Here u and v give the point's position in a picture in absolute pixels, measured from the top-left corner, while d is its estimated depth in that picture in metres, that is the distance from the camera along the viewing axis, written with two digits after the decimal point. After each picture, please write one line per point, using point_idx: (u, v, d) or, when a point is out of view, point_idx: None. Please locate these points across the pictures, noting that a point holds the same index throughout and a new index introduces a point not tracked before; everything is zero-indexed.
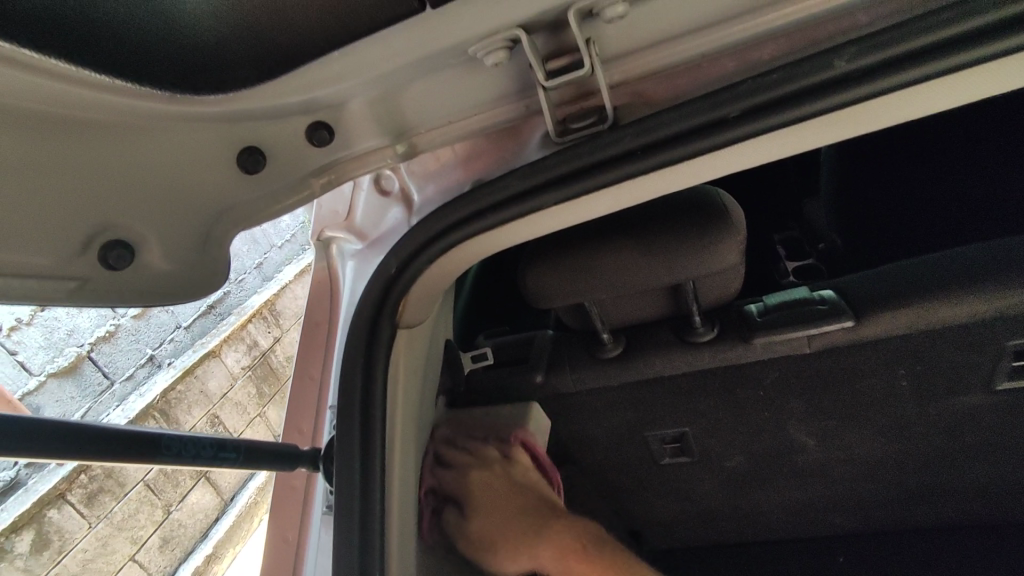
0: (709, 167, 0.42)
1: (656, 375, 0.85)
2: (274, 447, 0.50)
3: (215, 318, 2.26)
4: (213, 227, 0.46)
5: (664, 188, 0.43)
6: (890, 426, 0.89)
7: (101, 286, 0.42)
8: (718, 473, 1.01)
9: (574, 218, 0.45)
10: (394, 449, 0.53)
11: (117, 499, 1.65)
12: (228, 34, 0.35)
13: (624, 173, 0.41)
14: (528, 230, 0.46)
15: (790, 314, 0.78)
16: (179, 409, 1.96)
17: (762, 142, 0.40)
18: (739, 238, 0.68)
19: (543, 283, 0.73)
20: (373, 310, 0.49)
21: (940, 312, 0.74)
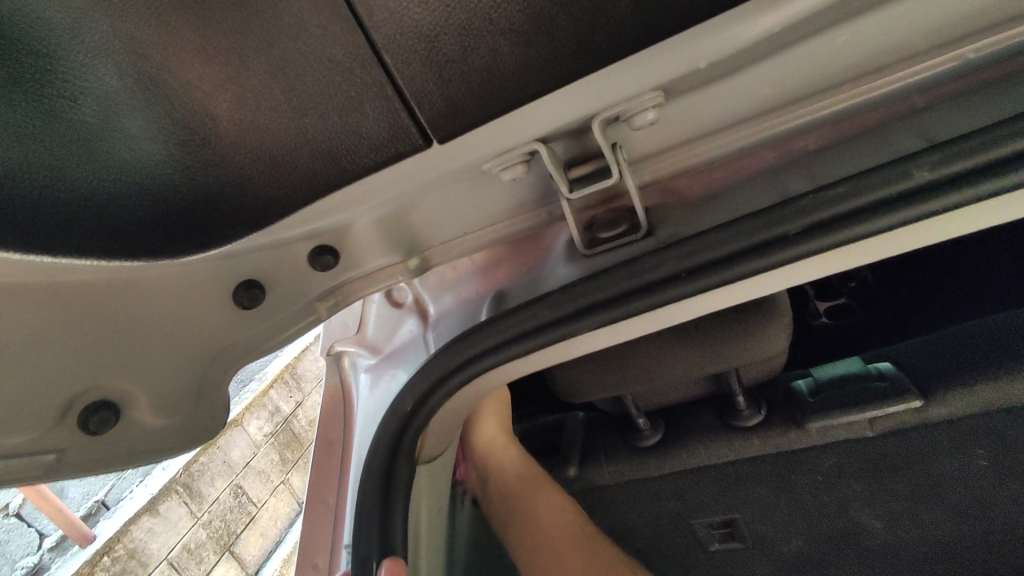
0: (766, 286, 0.36)
1: (701, 464, 0.77)
2: None
3: (240, 385, 2.25)
4: (208, 371, 0.42)
5: (713, 309, 0.38)
6: (966, 506, 0.80)
7: (80, 457, 0.39)
8: (774, 559, 0.91)
9: (608, 341, 0.40)
10: None
11: None
12: (206, 186, 0.31)
13: (666, 299, 0.36)
14: (557, 355, 0.41)
15: (846, 394, 0.71)
16: (202, 481, 1.92)
17: (828, 259, 0.34)
18: (784, 322, 0.62)
19: (573, 378, 0.67)
20: (390, 448, 0.45)
21: (1017, 388, 0.66)
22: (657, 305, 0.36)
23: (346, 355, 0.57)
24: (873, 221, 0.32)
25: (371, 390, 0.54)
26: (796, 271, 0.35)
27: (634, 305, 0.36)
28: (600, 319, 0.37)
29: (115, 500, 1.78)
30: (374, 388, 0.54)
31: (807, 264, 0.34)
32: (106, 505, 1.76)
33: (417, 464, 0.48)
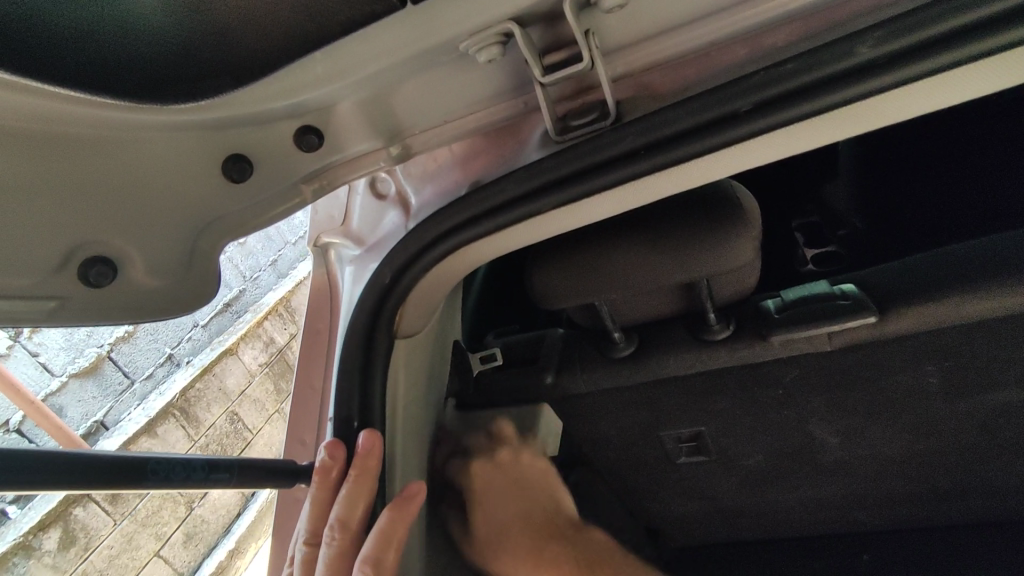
0: (717, 166, 0.42)
1: (672, 375, 0.81)
2: (268, 464, 0.48)
3: (231, 316, 2.26)
4: (199, 240, 0.46)
5: (670, 187, 0.43)
6: (917, 424, 0.85)
7: (79, 307, 0.43)
8: (737, 471, 0.98)
9: (585, 217, 0.46)
10: (390, 460, 0.52)
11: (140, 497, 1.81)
12: (188, 39, 0.34)
13: (628, 172, 0.41)
14: (542, 232, 0.47)
15: (810, 310, 0.75)
16: (198, 407, 1.99)
17: (768, 139, 0.40)
18: (753, 234, 0.65)
19: (551, 284, 0.71)
20: None
21: (971, 306, 0.69)
22: (622, 179, 0.42)
23: (332, 248, 0.59)
24: (806, 101, 0.37)
25: (355, 280, 0.57)
26: (740, 151, 0.41)
27: (605, 177, 0.42)
28: (575, 189, 0.42)
29: (113, 421, 1.83)
30: (358, 278, 0.56)
31: (751, 144, 0.40)
32: (105, 426, 1.81)
33: (395, 337, 0.53)
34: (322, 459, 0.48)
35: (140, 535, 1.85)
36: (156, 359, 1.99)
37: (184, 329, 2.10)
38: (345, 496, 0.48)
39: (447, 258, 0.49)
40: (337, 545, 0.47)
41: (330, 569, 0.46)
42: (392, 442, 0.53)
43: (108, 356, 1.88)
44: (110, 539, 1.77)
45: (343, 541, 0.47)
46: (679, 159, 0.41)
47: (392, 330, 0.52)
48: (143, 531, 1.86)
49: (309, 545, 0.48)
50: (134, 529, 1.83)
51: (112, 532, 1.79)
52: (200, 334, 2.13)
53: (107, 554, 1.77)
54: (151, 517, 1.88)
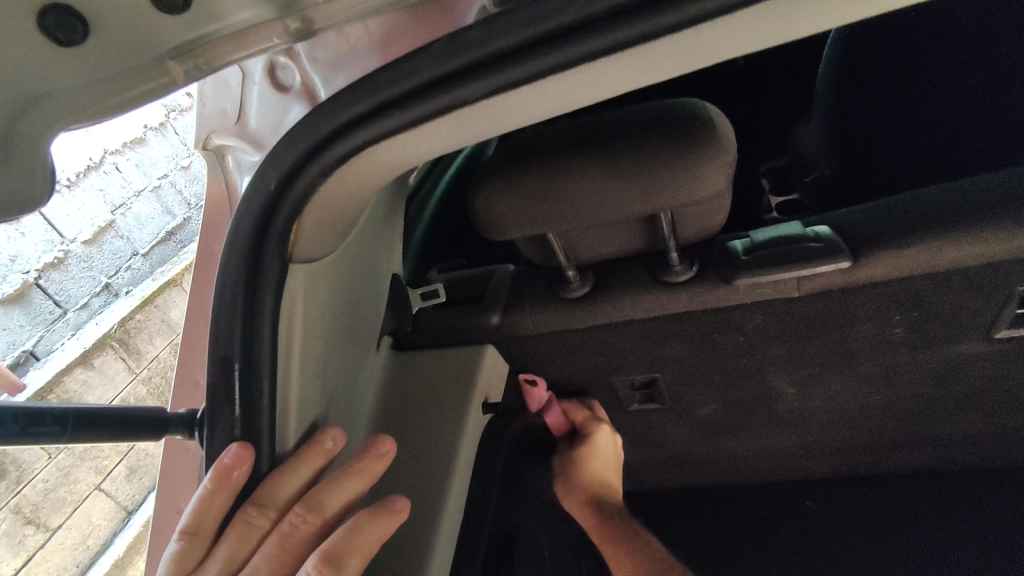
0: (681, 46, 0.34)
1: (627, 318, 0.75)
2: (129, 413, 0.40)
3: (176, 246, 2.00)
4: (19, 118, 0.36)
5: (620, 71, 0.36)
6: (876, 375, 0.82)
7: None
8: (689, 420, 0.95)
9: (529, 106, 0.39)
10: (292, 404, 0.45)
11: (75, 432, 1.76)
12: None
13: (575, 52, 0.33)
14: (477, 121, 0.39)
15: (781, 252, 0.68)
16: (140, 338, 1.88)
17: (747, 16, 0.32)
18: (725, 159, 0.57)
19: (495, 209, 0.63)
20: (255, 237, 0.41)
21: (949, 251, 0.64)
22: (565, 64, 0.34)
23: (227, 151, 0.48)
24: None
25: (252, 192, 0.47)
26: (715, 30, 0.33)
27: (550, 54, 0.34)
28: (515, 70, 0.35)
29: (43, 351, 1.67)
30: None
31: (731, 21, 0.32)
32: (35, 356, 1.64)
33: (294, 262, 0.44)
34: (325, 443, 0.45)
35: (77, 470, 1.74)
36: (90, 288, 1.84)
37: (121, 257, 1.90)
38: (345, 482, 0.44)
39: (351, 161, 0.40)
40: (295, 531, 0.41)
41: (285, 556, 0.40)
42: (287, 383, 0.45)
43: (36, 284, 1.65)
44: (44, 473, 1.68)
45: (304, 529, 0.41)
46: (638, 37, 0.33)
47: (291, 250, 0.43)
48: (81, 465, 1.76)
49: (264, 519, 0.41)
50: (71, 463, 1.73)
51: (47, 466, 1.69)
52: (141, 264, 1.94)
53: (42, 488, 1.68)
54: (90, 451, 1.78)
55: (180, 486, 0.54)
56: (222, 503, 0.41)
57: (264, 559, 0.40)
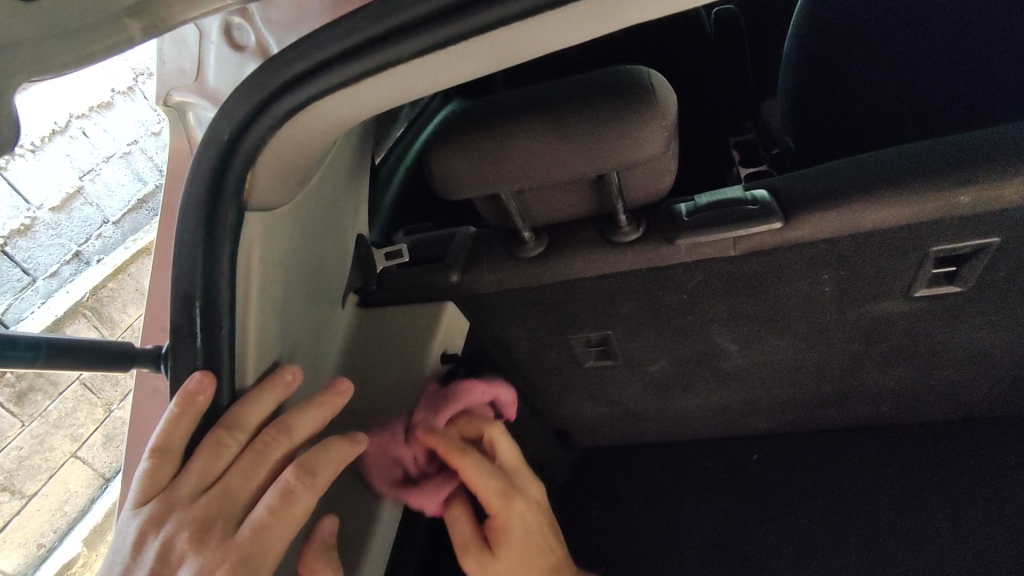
0: (595, 12, 0.38)
1: (578, 277, 0.80)
2: (96, 344, 0.44)
3: (150, 215, 1.80)
4: None
5: (541, 35, 0.40)
6: (809, 333, 0.88)
7: None
8: (642, 375, 1.01)
9: (461, 65, 0.42)
10: (250, 343, 0.49)
11: (51, 397, 1.58)
12: None
13: (496, 17, 0.37)
14: (414, 78, 0.43)
15: (720, 215, 0.73)
16: (114, 308, 1.63)
17: None
18: (664, 123, 0.61)
19: (449, 170, 0.66)
20: (210, 187, 0.44)
21: (871, 214, 0.70)
22: (487, 28, 0.38)
23: (188, 108, 0.51)
24: None
25: None
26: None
27: (475, 18, 0.37)
28: (441, 32, 0.38)
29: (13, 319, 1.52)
30: None
31: None
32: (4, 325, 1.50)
33: (248, 210, 0.47)
34: (286, 376, 0.50)
35: (52, 437, 1.59)
36: (61, 256, 1.66)
37: (90, 226, 1.73)
38: (314, 411, 0.49)
39: (297, 116, 0.43)
40: (266, 449, 0.46)
41: (259, 471, 0.45)
42: (245, 325, 0.49)
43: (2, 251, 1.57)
44: (18, 441, 1.54)
45: (275, 448, 0.46)
46: (551, 6, 0.36)
47: (248, 199, 0.47)
48: (56, 433, 1.59)
49: (238, 440, 0.46)
50: (45, 431, 1.57)
51: (20, 433, 1.55)
52: (112, 232, 1.74)
53: (15, 455, 1.55)
54: (66, 418, 1.60)
55: (147, 425, 0.58)
56: (187, 425, 0.44)
57: (238, 471, 0.45)
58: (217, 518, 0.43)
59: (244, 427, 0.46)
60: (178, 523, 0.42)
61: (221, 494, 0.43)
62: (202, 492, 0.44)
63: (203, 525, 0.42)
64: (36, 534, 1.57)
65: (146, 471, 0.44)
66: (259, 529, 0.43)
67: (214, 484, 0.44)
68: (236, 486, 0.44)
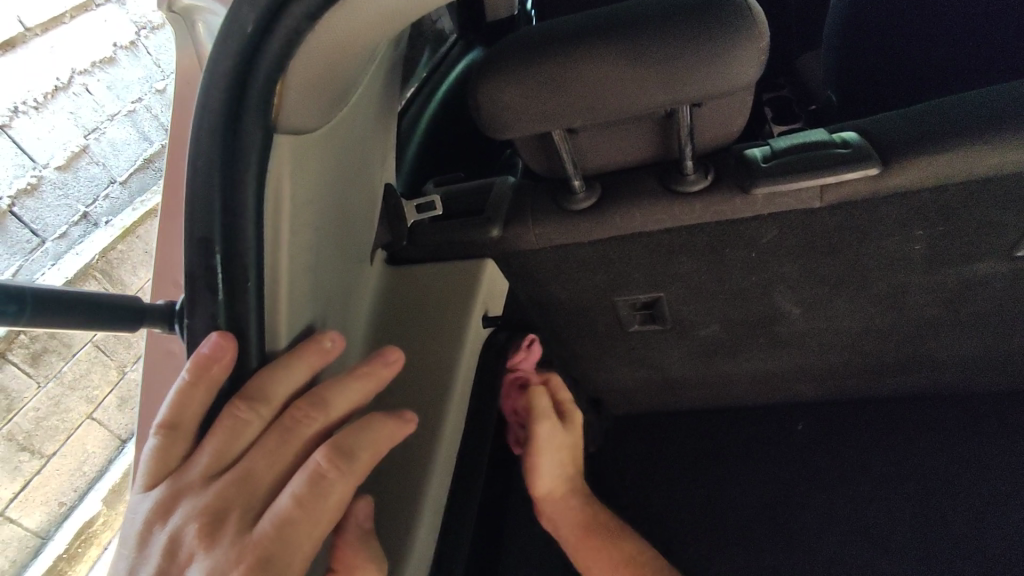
0: None
1: (635, 231, 0.71)
2: (96, 298, 0.37)
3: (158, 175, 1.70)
4: None
5: None
6: (883, 297, 0.80)
7: None
8: (689, 340, 0.94)
9: None
10: (279, 295, 0.42)
11: (65, 359, 1.52)
12: None
13: None
14: None
15: (805, 159, 0.64)
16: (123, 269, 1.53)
17: None
18: (758, 43, 0.52)
19: (499, 101, 0.57)
20: (230, 101, 0.36)
21: (984, 157, 0.60)
22: None
23: (197, 16, 0.42)
24: None
25: None
26: None
27: None
28: None
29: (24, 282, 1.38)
30: None
31: None
32: None
33: (276, 132, 0.39)
34: (324, 343, 0.42)
35: (69, 399, 1.53)
36: (70, 217, 1.51)
37: (98, 185, 1.58)
38: (352, 384, 0.42)
39: (340, 5, 0.35)
40: (297, 427, 0.39)
41: (287, 453, 0.38)
42: (274, 275, 0.41)
43: (9, 212, 1.40)
44: (34, 402, 1.46)
45: (308, 426, 0.39)
46: None
47: (274, 119, 0.38)
48: (72, 394, 1.53)
49: (262, 415, 0.38)
50: (62, 392, 1.51)
51: (36, 395, 1.47)
52: (120, 192, 1.61)
53: (33, 417, 1.47)
54: (81, 379, 1.54)
55: (159, 392, 0.51)
56: (202, 399, 0.37)
57: (261, 452, 0.37)
58: (235, 508, 0.36)
59: (270, 400, 0.39)
60: (190, 513, 0.35)
61: (239, 480, 0.36)
62: (218, 477, 0.37)
63: (216, 517, 0.35)
64: (55, 494, 1.50)
65: (153, 452, 0.37)
66: (283, 523, 0.36)
67: (231, 467, 0.37)
68: (258, 471, 0.37)
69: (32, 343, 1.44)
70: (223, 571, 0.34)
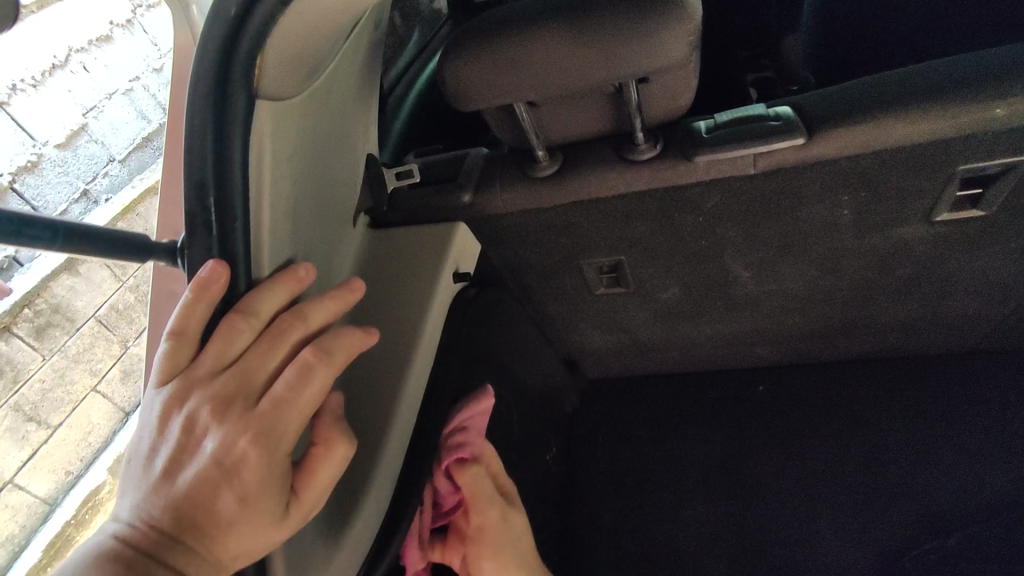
0: None
1: (592, 196, 0.78)
2: (110, 232, 0.44)
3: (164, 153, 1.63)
4: None
5: None
6: (824, 260, 0.87)
7: None
8: (652, 303, 1.01)
9: None
10: (263, 236, 0.49)
11: (69, 334, 1.59)
12: None
13: None
14: None
15: (741, 130, 0.71)
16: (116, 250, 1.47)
17: None
18: (690, 25, 0.58)
19: (462, 76, 0.64)
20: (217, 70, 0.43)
21: (899, 128, 0.67)
22: None
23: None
24: None
25: None
26: None
27: None
28: None
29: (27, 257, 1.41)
30: None
31: None
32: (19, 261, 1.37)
33: (260, 95, 0.46)
34: (298, 270, 0.50)
35: (73, 371, 1.67)
36: (70, 195, 1.60)
37: (98, 164, 1.64)
38: (328, 304, 0.50)
39: None
40: (283, 333, 0.47)
41: (276, 355, 0.46)
42: (257, 218, 0.48)
43: (12, 188, 1.56)
44: (39, 373, 1.63)
45: (292, 333, 0.47)
46: None
47: (256, 85, 0.45)
48: (76, 367, 1.67)
49: (252, 326, 0.46)
50: (65, 364, 1.66)
51: (41, 366, 1.63)
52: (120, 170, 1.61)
53: (39, 387, 1.65)
54: (84, 353, 1.66)
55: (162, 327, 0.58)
56: (202, 312, 0.44)
57: (255, 354, 0.45)
58: (237, 395, 0.43)
59: (258, 314, 0.46)
60: (200, 400, 0.43)
61: (238, 373, 0.44)
62: (218, 373, 0.44)
63: (221, 403, 0.43)
64: (64, 461, 1.61)
65: (161, 358, 0.44)
66: (280, 403, 0.44)
67: (231, 365, 0.45)
68: (254, 368, 0.45)
69: (37, 317, 1.49)
70: (231, 440, 0.42)
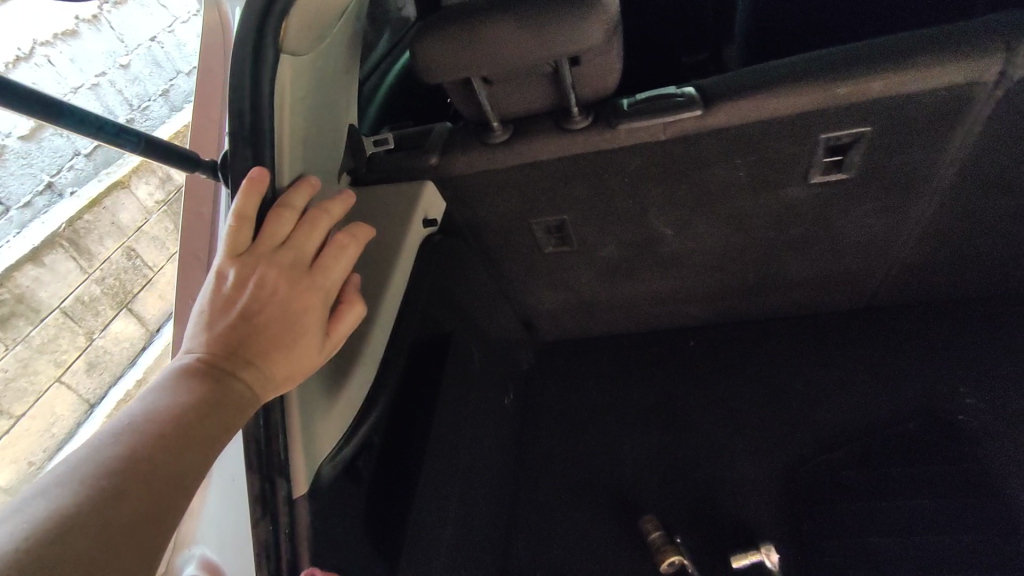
0: None
1: (536, 159, 0.95)
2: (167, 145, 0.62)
3: None
4: None
5: None
6: (732, 218, 1.06)
7: None
8: (594, 261, 1.19)
9: None
10: (282, 155, 0.65)
11: (33, 323, 1.65)
12: None
13: None
14: None
15: (652, 105, 0.89)
16: (91, 240, 1.73)
17: None
18: (605, 16, 0.76)
19: (429, 53, 0.80)
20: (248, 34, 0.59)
21: (773, 103, 0.84)
22: None
23: None
24: None
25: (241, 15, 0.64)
26: None
27: None
28: None
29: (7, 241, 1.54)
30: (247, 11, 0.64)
31: None
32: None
33: (281, 50, 0.63)
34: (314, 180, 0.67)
35: (37, 361, 1.62)
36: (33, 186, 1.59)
37: (61, 156, 1.62)
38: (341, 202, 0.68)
39: None
40: (314, 222, 0.64)
41: (309, 234, 0.63)
42: (280, 141, 0.65)
43: None
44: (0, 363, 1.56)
45: (320, 222, 0.64)
46: None
47: (280, 42, 0.63)
48: (40, 357, 1.63)
49: (290, 215, 0.63)
50: (29, 355, 1.62)
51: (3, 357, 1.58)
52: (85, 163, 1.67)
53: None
54: (49, 343, 1.66)
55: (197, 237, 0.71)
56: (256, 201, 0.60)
57: (297, 235, 0.62)
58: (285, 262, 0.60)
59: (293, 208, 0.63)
60: (258, 274, 0.58)
61: (285, 248, 0.61)
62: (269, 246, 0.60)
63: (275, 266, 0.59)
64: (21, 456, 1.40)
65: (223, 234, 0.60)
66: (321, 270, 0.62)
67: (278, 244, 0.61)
68: (296, 243, 0.62)
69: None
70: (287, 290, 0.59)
